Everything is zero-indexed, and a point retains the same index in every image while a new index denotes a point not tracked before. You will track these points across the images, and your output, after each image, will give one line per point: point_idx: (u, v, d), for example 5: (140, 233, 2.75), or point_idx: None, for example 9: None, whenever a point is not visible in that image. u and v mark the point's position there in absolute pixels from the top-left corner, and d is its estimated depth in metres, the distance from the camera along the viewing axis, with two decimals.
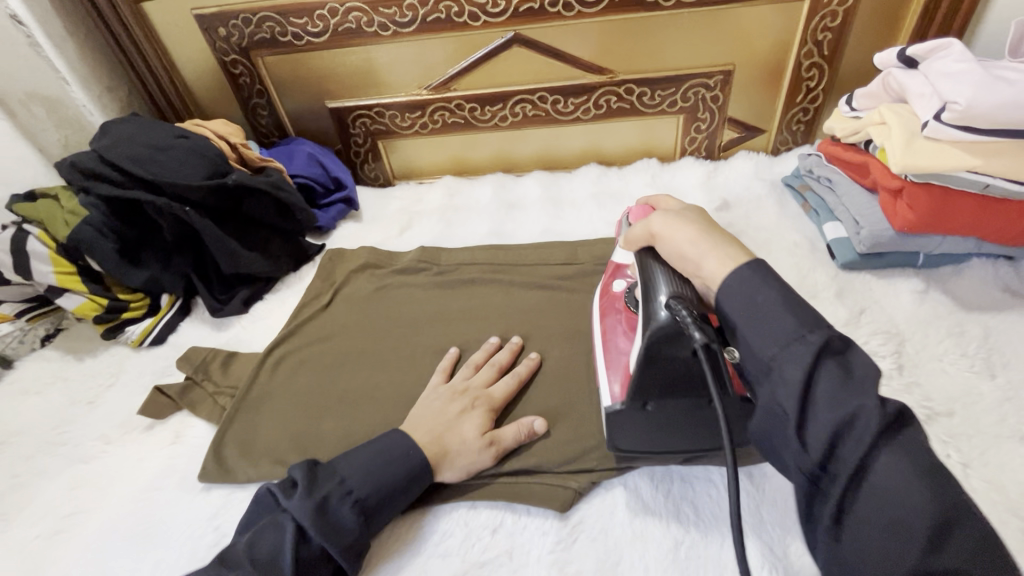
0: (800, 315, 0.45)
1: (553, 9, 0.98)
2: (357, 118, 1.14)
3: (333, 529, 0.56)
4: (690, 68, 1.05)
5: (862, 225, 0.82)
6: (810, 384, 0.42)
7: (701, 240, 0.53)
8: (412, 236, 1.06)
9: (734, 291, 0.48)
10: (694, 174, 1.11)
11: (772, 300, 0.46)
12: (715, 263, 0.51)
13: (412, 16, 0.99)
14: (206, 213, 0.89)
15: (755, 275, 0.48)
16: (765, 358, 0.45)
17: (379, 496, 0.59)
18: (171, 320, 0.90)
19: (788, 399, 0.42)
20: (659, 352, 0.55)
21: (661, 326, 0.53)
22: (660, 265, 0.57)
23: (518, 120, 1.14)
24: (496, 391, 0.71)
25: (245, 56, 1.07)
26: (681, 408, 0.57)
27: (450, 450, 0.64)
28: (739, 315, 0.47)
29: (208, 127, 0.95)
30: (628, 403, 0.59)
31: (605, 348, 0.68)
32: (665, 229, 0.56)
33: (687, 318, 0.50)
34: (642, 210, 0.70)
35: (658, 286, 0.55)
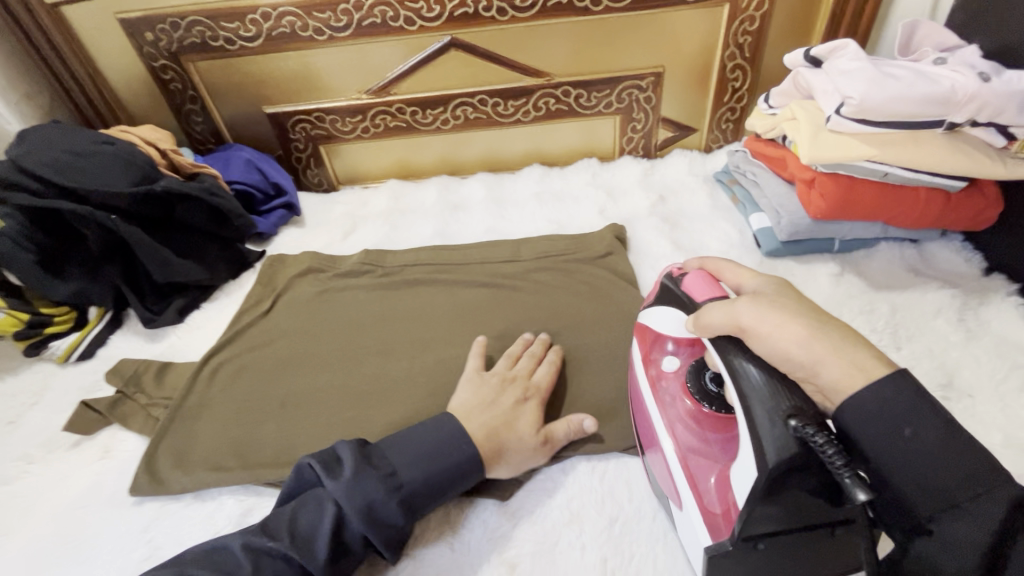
0: (966, 458, 0.41)
1: (487, 14, 1.00)
2: (297, 124, 1.13)
3: (378, 520, 0.55)
4: (623, 71, 1.09)
5: (782, 215, 0.87)
6: (1004, 537, 0.39)
7: (815, 336, 0.46)
8: (356, 240, 1.06)
9: (863, 418, 0.44)
10: (632, 171, 1.15)
11: (931, 434, 0.42)
12: (837, 371, 0.45)
13: (347, 21, 0.99)
14: (135, 221, 0.86)
15: (902, 387, 0.43)
16: (930, 509, 0.41)
17: (426, 488, 0.58)
18: (100, 333, 0.87)
19: (980, 538, 0.39)
20: (781, 484, 0.43)
21: (785, 455, 0.42)
22: (752, 360, 0.48)
23: (461, 123, 1.15)
24: (540, 381, 0.71)
25: (175, 61, 1.04)
26: (798, 542, 0.47)
27: (506, 444, 0.63)
28: (891, 455, 0.42)
29: (135, 133, 0.92)
30: (737, 543, 0.48)
31: (681, 462, 0.56)
32: (755, 319, 0.48)
33: (836, 456, 0.39)
34: (693, 272, 0.59)
35: (761, 396, 0.45)
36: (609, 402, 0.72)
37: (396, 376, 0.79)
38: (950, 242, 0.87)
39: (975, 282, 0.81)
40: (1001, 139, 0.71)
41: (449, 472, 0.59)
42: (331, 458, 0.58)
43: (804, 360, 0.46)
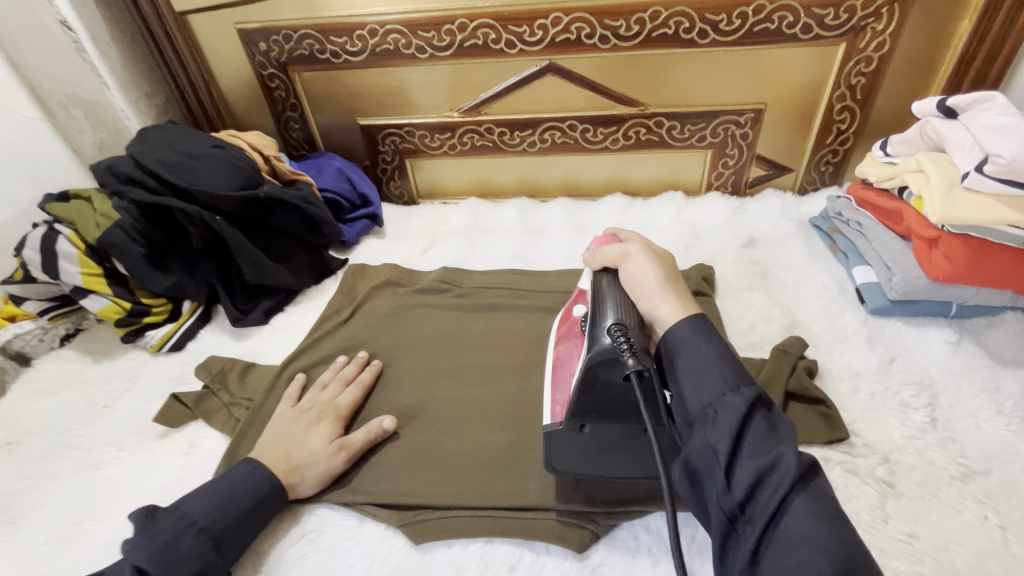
0: (726, 370, 0.53)
1: (589, 41, 0.99)
2: (387, 137, 1.16)
3: (175, 560, 0.55)
4: (720, 105, 1.05)
5: (894, 272, 0.80)
6: (745, 426, 0.49)
7: (664, 286, 0.62)
8: (434, 256, 1.06)
9: (683, 339, 0.57)
10: (720, 209, 1.10)
11: (726, 371, 0.53)
12: (668, 308, 0.60)
13: (449, 41, 1.01)
14: (235, 223, 0.89)
15: (690, 326, 0.57)
16: (695, 409, 0.52)
17: (226, 520, 0.60)
18: (191, 326, 0.90)
19: (720, 440, 0.49)
20: (594, 376, 0.56)
21: (598, 352, 0.56)
22: (606, 278, 0.66)
23: (547, 146, 1.14)
24: (341, 401, 0.74)
25: (282, 70, 1.09)
26: (617, 439, 0.59)
27: (301, 464, 0.66)
28: (682, 360, 0.56)
29: (244, 138, 0.96)
30: (567, 422, 0.58)
31: (554, 377, 0.65)
32: (636, 262, 0.65)
33: (624, 345, 0.54)
34: (599, 235, 0.75)
35: (608, 307, 0.61)
36: None
37: (469, 403, 0.77)
38: None
39: None
40: None
41: (252, 505, 0.62)
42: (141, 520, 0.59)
43: (646, 298, 0.62)
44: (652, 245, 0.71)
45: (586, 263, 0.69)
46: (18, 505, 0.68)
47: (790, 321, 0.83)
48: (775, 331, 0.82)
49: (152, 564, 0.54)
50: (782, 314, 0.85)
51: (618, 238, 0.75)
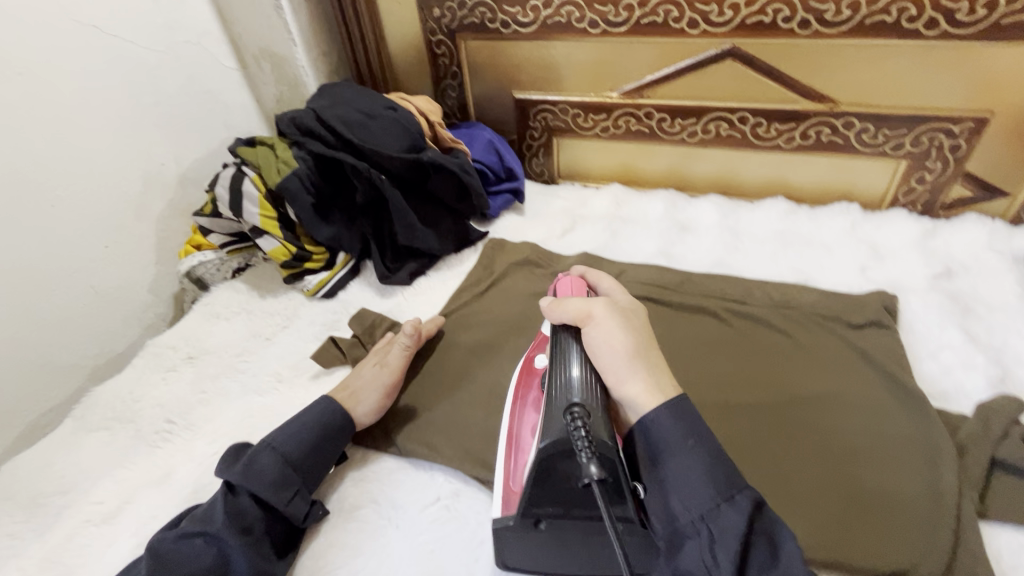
0: (718, 476, 0.49)
1: (785, 25, 0.89)
2: (539, 113, 1.14)
3: (253, 471, 0.61)
4: (932, 110, 0.90)
5: None
6: (747, 544, 0.47)
7: (634, 357, 0.57)
8: (574, 240, 1.03)
9: (662, 428, 0.52)
10: (906, 230, 0.96)
11: (700, 457, 0.50)
12: (638, 386, 0.55)
13: (626, 17, 0.95)
14: (397, 184, 0.92)
15: (669, 415, 0.53)
16: (694, 517, 0.48)
17: (296, 440, 0.64)
18: (343, 278, 0.95)
19: (722, 568, 0.46)
20: (550, 467, 0.52)
21: (558, 439, 0.52)
22: (582, 366, 0.58)
23: (708, 138, 1.06)
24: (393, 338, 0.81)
25: (451, 37, 1.10)
26: (575, 532, 0.54)
27: (353, 383, 0.73)
28: (669, 465, 0.51)
29: (413, 101, 0.98)
30: (520, 520, 0.54)
31: (509, 451, 0.61)
32: (602, 319, 0.59)
33: (584, 439, 0.50)
34: (567, 278, 0.71)
35: (575, 379, 0.57)
36: (868, 509, 0.58)
37: None
38: None
39: None
40: None
41: (318, 430, 0.66)
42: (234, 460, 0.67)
43: (613, 369, 0.56)
44: (620, 297, 0.66)
45: (545, 315, 0.64)
46: (196, 414, 0.77)
47: (998, 374, 0.70)
48: (977, 384, 0.70)
49: (235, 477, 0.60)
50: (987, 364, 0.72)
51: (587, 282, 0.71)
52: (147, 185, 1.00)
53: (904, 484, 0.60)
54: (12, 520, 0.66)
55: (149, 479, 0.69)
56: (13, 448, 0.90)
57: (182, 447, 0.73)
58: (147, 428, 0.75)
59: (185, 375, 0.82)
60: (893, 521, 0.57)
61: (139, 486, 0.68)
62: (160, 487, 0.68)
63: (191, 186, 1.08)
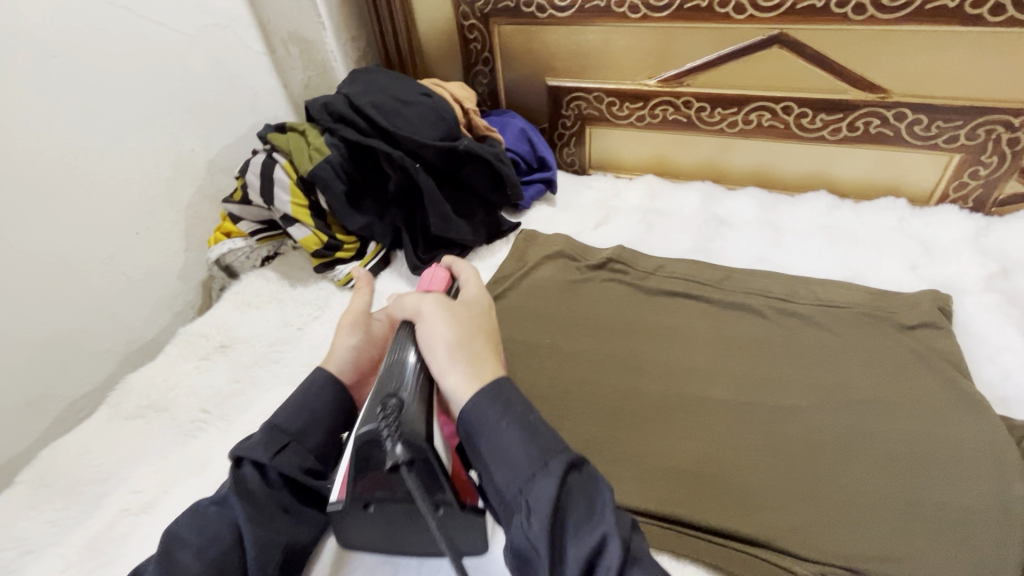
0: (537, 443, 0.49)
1: (840, 10, 0.85)
2: (572, 101, 1.11)
3: (248, 441, 0.58)
4: (991, 101, 0.86)
5: None
6: (559, 508, 0.46)
7: (456, 346, 0.56)
8: (608, 232, 1.00)
9: (479, 410, 0.51)
10: (958, 227, 0.92)
11: (523, 433, 0.49)
12: (455, 377, 0.54)
13: (669, 0, 0.92)
14: (430, 173, 0.90)
15: (486, 398, 0.51)
16: (512, 487, 0.48)
17: (287, 407, 0.60)
18: (374, 268, 0.93)
19: (536, 532, 0.45)
20: (367, 458, 0.51)
21: (368, 431, 0.51)
22: (416, 351, 0.58)
23: (749, 129, 1.02)
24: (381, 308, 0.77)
25: (483, 22, 1.07)
26: (403, 513, 0.55)
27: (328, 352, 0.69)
28: (486, 442, 0.50)
29: (447, 88, 0.95)
30: (349, 503, 0.54)
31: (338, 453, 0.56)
32: (430, 316, 0.59)
33: (395, 428, 0.51)
34: (439, 269, 0.72)
35: (400, 370, 0.56)
36: (931, 518, 0.56)
37: (652, 400, 0.71)
38: None
39: None
40: None
41: (302, 392, 0.61)
42: None
43: (436, 360, 0.55)
44: (475, 285, 0.68)
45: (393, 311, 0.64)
46: (230, 404, 0.76)
47: None
48: None
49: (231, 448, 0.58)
50: None
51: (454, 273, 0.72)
52: (177, 171, 0.99)
53: (955, 498, 0.57)
54: (52, 507, 0.66)
55: (186, 469, 0.68)
56: (47, 435, 0.90)
57: (218, 438, 0.72)
58: (182, 417, 0.75)
59: (218, 365, 0.81)
60: (853, 531, 0.56)
61: (176, 477, 0.68)
62: (197, 478, 0.67)
63: (219, 173, 1.07)
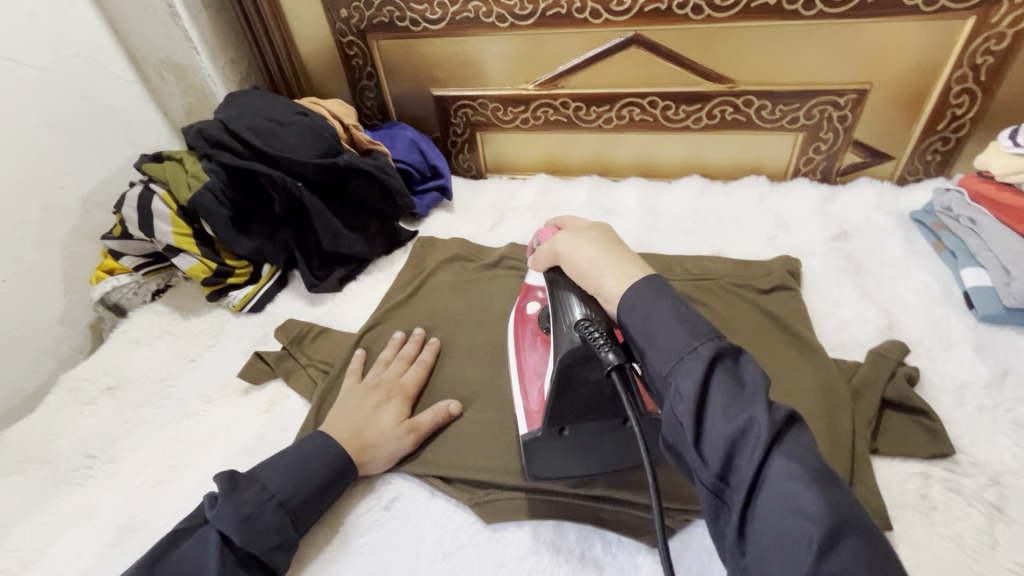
0: (691, 326, 0.46)
1: (680, 11, 0.93)
2: (459, 109, 1.14)
3: (255, 531, 0.56)
4: (818, 85, 0.97)
5: (1014, 276, 0.73)
6: (706, 397, 0.42)
7: (602, 258, 0.55)
8: (503, 232, 1.05)
9: (632, 314, 0.49)
10: (808, 197, 1.03)
11: (686, 329, 0.45)
12: (611, 281, 0.53)
13: (532, 9, 0.97)
14: (315, 190, 0.91)
15: (650, 287, 0.49)
16: (662, 366, 0.45)
17: (303, 496, 0.60)
18: (270, 290, 0.93)
19: (683, 413, 0.42)
20: (570, 375, 0.55)
21: (572, 347, 0.55)
22: (571, 290, 0.58)
23: (623, 124, 1.10)
24: (407, 380, 0.75)
25: (361, 38, 1.09)
26: (594, 433, 0.56)
27: (370, 443, 0.66)
28: (642, 326, 0.48)
29: (325, 105, 0.96)
30: (545, 429, 0.57)
31: (523, 384, 0.67)
32: (568, 247, 0.59)
33: (599, 337, 0.52)
34: (546, 228, 0.70)
35: (569, 300, 0.58)
36: None
37: None
38: None
39: None
40: None
41: (324, 482, 0.62)
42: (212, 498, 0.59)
43: (593, 272, 0.55)
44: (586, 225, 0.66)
45: (532, 269, 0.66)
46: (120, 446, 0.74)
47: (886, 323, 0.77)
48: (869, 333, 0.77)
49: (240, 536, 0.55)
50: (877, 314, 0.79)
51: (564, 229, 0.69)
52: (46, 212, 0.94)
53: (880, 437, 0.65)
54: None
55: (71, 519, 0.66)
56: None
57: (107, 482, 0.70)
58: (66, 466, 0.72)
59: (106, 408, 0.79)
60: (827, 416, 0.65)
61: (62, 528, 0.65)
62: (85, 525, 0.65)
63: (97, 209, 1.02)
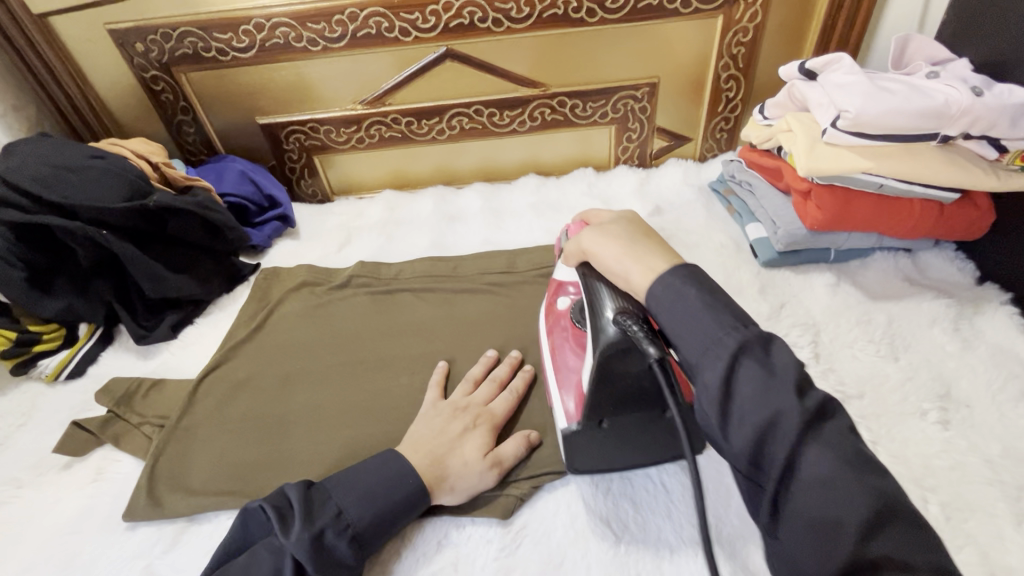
0: (717, 315, 0.47)
1: (482, 25, 1.00)
2: (290, 134, 1.12)
3: (330, 563, 0.54)
4: (617, 82, 1.09)
5: (778, 225, 0.87)
6: (739, 394, 0.44)
7: (628, 254, 0.56)
8: (351, 252, 1.05)
9: (660, 301, 0.51)
10: (627, 181, 1.15)
11: (713, 321, 0.47)
12: (638, 268, 0.54)
13: (342, 32, 0.99)
14: (126, 236, 0.85)
15: (678, 280, 0.51)
16: (693, 361, 0.47)
17: (375, 524, 0.57)
18: (91, 350, 0.85)
19: (735, 405, 0.43)
20: (608, 369, 0.56)
21: (613, 343, 0.55)
22: (603, 284, 0.59)
23: (456, 133, 1.15)
24: (496, 407, 0.69)
25: (166, 72, 1.03)
26: (633, 419, 0.59)
27: (449, 471, 0.62)
28: (665, 316, 0.50)
29: (127, 146, 0.92)
30: (584, 423, 0.60)
31: (560, 381, 0.66)
32: (592, 245, 0.60)
33: (639, 330, 0.53)
34: (576, 226, 0.72)
35: (603, 297, 0.57)
36: None
37: (398, 392, 0.77)
38: (944, 251, 0.88)
39: (968, 292, 0.83)
40: (993, 152, 0.73)
41: (394, 508, 0.58)
42: (281, 508, 0.56)
43: (620, 266, 0.56)
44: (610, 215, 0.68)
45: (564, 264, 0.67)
46: None
47: None
48: None
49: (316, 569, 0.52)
50: None
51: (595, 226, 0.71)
52: None
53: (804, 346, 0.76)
54: None
55: None
56: None
57: None
58: None
59: None
60: None
61: None
62: None
63: None
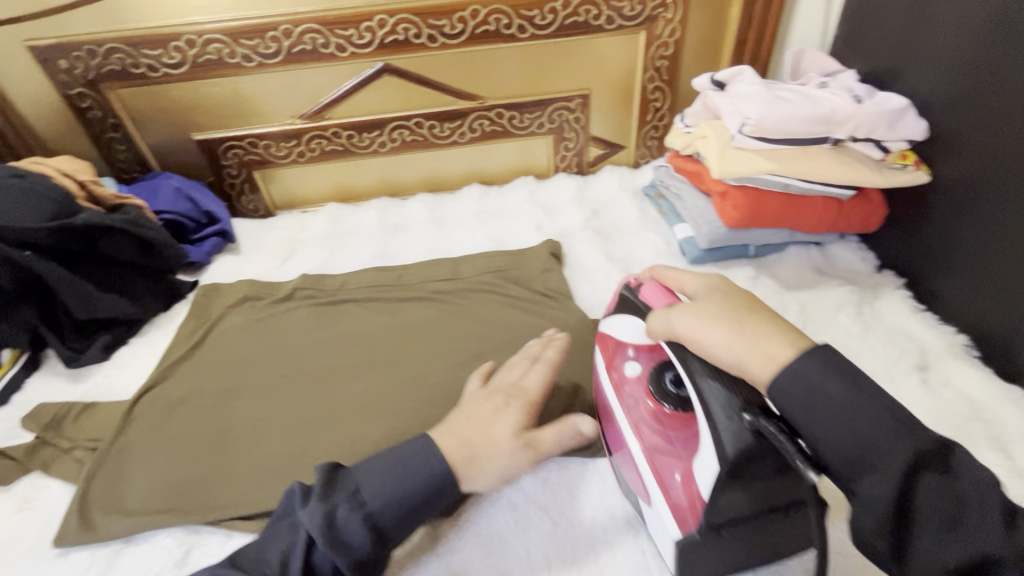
0: (841, 383, 0.44)
1: (417, 40, 1.03)
2: (228, 150, 1.11)
3: (341, 544, 0.52)
4: (551, 94, 1.15)
5: (701, 225, 0.94)
6: (905, 490, 0.40)
7: (744, 337, 0.49)
8: (295, 264, 1.05)
9: (791, 385, 0.45)
10: (566, 188, 1.20)
11: (851, 400, 0.43)
12: (763, 354, 0.48)
13: (276, 47, 1.00)
14: (51, 257, 0.82)
15: (811, 365, 0.45)
16: (798, 419, 0.45)
17: (395, 510, 0.55)
18: (14, 377, 0.82)
19: (879, 486, 0.40)
20: (741, 472, 0.47)
21: (744, 445, 0.46)
22: (706, 368, 0.50)
23: (398, 145, 1.17)
24: (531, 385, 0.66)
25: (93, 88, 1.01)
26: (752, 529, 0.50)
27: (478, 453, 0.59)
28: (793, 399, 0.45)
29: (49, 164, 0.89)
30: (704, 532, 0.50)
31: (653, 467, 0.56)
32: (691, 330, 0.52)
33: (789, 443, 0.43)
34: (649, 283, 0.62)
35: (702, 375, 0.50)
36: None
37: (343, 400, 0.78)
38: (849, 243, 0.97)
39: (869, 279, 0.92)
40: (878, 152, 0.81)
41: (423, 488, 0.56)
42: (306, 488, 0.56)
43: (729, 341, 0.49)
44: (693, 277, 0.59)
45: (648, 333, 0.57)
46: None
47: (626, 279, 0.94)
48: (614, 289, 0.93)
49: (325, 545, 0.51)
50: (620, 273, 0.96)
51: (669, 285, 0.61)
52: None
53: None
54: None
55: None
56: None
57: None
58: None
59: None
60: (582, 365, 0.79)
61: None
62: None
63: None
